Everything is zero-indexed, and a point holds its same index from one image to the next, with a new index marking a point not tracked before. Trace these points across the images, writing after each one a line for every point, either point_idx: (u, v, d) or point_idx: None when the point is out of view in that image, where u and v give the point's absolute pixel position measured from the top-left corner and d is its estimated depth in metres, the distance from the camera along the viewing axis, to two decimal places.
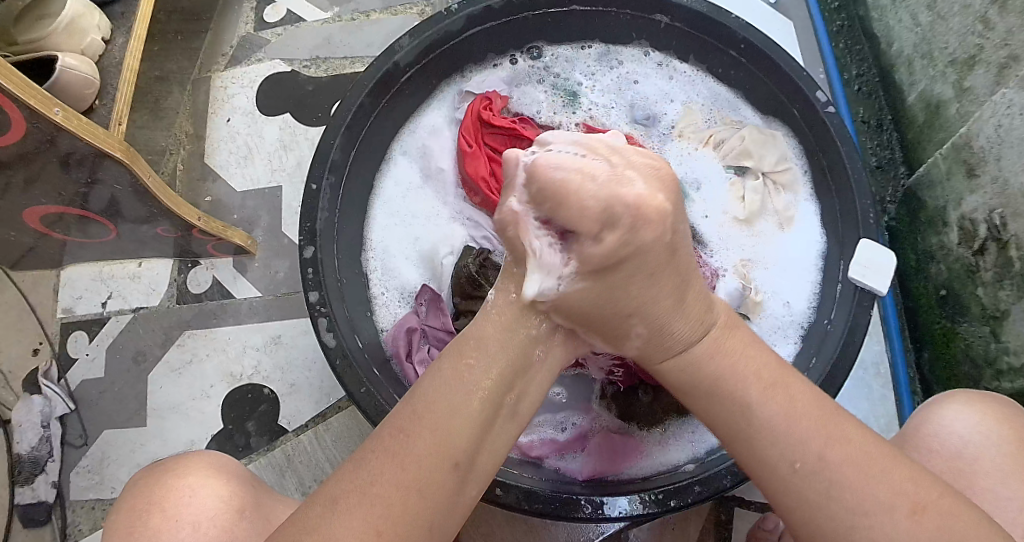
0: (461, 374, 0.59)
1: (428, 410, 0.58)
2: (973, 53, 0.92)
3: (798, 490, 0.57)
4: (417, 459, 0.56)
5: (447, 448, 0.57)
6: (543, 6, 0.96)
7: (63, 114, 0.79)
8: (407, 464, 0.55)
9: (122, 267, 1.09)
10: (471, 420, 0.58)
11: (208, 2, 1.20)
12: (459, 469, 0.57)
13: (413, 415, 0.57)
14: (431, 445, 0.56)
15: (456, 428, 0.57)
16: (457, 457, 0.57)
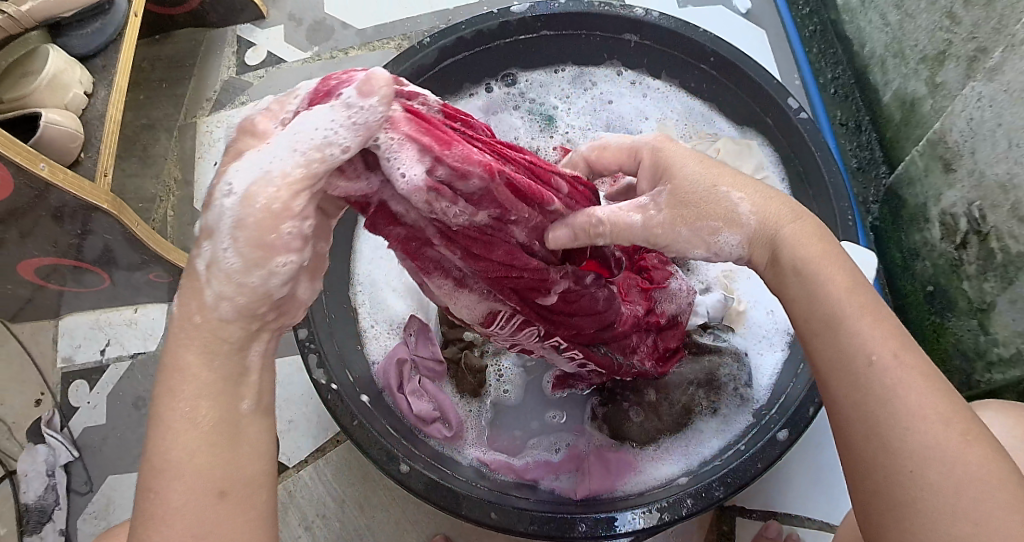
0: (185, 411, 0.51)
1: (162, 460, 0.50)
2: (942, 49, 0.93)
3: (873, 462, 0.52)
4: (180, 514, 0.49)
5: (194, 486, 0.50)
6: (514, 34, 0.98)
7: (48, 169, 0.81)
8: (169, 521, 0.49)
9: (119, 313, 1.11)
10: (206, 446, 0.50)
11: (190, 49, 1.23)
12: (228, 495, 0.50)
13: (153, 467, 0.50)
14: (183, 490, 0.49)
15: (209, 462, 0.50)
16: (219, 486, 0.50)
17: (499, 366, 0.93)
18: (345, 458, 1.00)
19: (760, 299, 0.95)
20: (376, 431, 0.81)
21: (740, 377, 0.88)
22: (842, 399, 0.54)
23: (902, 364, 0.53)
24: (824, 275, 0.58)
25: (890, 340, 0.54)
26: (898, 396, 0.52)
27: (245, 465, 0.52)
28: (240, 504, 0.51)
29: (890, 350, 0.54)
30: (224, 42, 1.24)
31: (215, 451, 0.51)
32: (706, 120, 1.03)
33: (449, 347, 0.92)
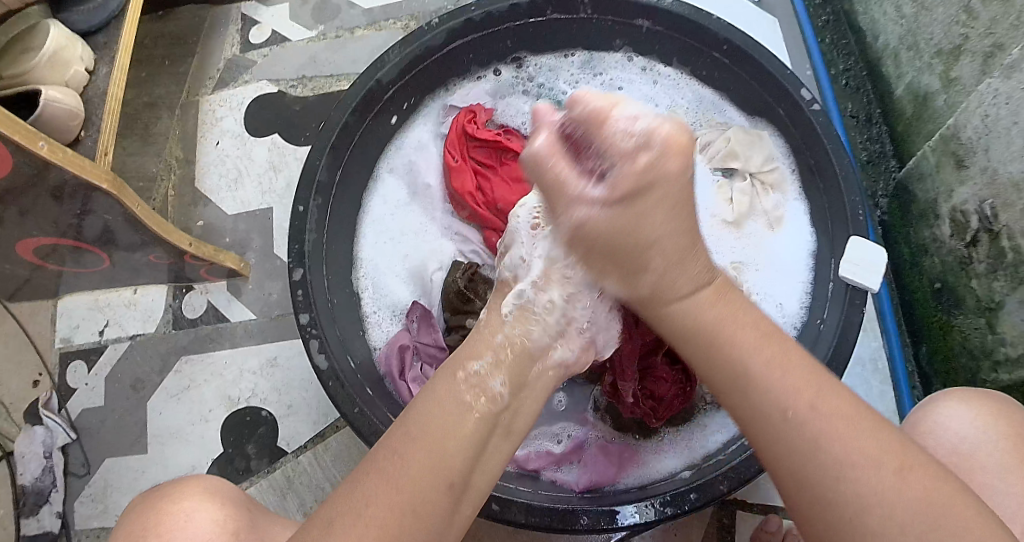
0: (455, 400, 0.60)
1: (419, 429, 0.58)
2: (958, 43, 0.92)
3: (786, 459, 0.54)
4: (410, 483, 0.55)
5: (433, 468, 0.56)
6: (525, 16, 0.96)
7: (48, 147, 0.79)
8: (403, 486, 0.54)
9: (117, 295, 1.09)
10: (470, 437, 0.59)
11: (192, 25, 1.21)
12: (454, 489, 0.56)
13: (401, 437, 0.57)
14: (422, 465, 0.55)
15: (446, 451, 0.57)
16: (452, 477, 0.56)
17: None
18: (344, 445, 1.00)
19: (767, 293, 0.95)
20: (380, 421, 0.80)
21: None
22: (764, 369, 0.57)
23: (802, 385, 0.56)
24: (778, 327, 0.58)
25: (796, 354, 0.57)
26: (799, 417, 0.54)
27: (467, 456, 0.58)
28: (456, 499, 0.57)
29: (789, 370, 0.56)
30: (227, 19, 1.22)
31: (466, 446, 0.58)
32: (716, 107, 1.02)
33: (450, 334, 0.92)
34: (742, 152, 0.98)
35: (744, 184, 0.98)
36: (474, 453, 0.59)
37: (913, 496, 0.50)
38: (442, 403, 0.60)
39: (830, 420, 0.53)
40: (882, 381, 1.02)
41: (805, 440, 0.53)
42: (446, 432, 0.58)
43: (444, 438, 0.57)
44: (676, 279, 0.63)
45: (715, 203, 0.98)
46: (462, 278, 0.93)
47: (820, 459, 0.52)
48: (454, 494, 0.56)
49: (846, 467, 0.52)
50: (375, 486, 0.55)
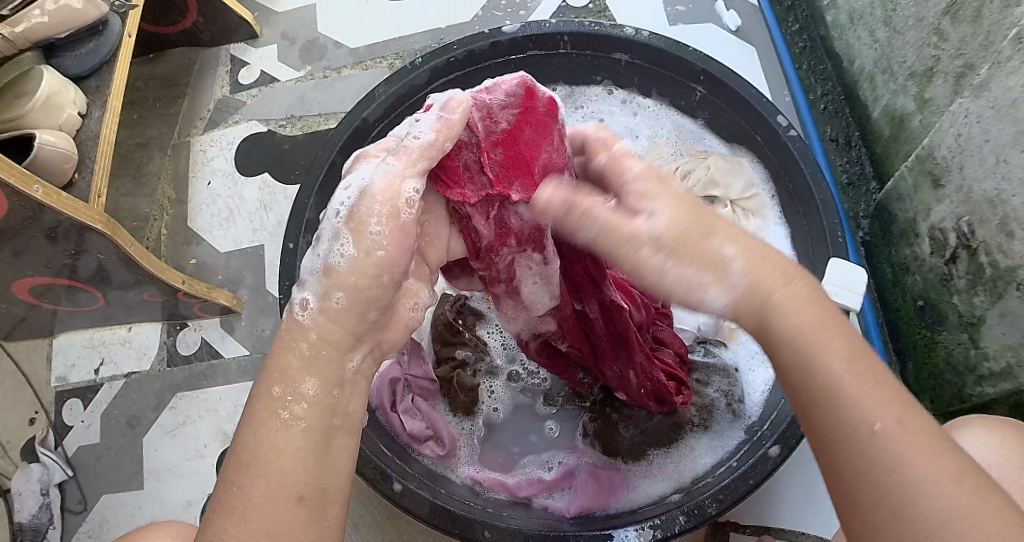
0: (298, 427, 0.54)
1: (252, 456, 0.53)
2: (929, 65, 0.94)
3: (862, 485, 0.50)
4: (258, 512, 0.51)
5: (279, 486, 0.52)
6: (506, 52, 0.98)
7: (42, 190, 0.81)
8: (249, 516, 0.51)
9: (112, 333, 1.11)
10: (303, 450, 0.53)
11: (183, 68, 1.24)
12: (305, 502, 0.52)
13: (238, 466, 0.53)
14: (265, 493, 0.52)
15: (285, 468, 0.52)
16: (300, 490, 0.52)
17: (492, 386, 0.93)
18: None
19: None
20: (371, 451, 0.81)
21: (732, 392, 0.90)
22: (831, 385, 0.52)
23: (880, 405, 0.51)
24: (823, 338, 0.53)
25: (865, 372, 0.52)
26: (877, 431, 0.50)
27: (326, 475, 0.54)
28: (315, 514, 0.53)
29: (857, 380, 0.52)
30: (218, 61, 1.24)
31: (305, 460, 0.53)
32: (695, 137, 1.04)
33: (441, 367, 0.93)
34: (723, 180, 1.00)
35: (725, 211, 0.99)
36: (315, 464, 0.54)
37: (936, 472, 0.49)
38: (268, 423, 0.53)
39: (857, 375, 0.52)
40: None
41: (829, 392, 0.52)
42: (278, 443, 0.53)
43: (276, 455, 0.53)
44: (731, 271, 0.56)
45: None
46: (451, 309, 0.95)
47: (842, 413, 0.51)
48: (308, 510, 0.52)
49: (920, 485, 0.49)
50: (226, 522, 0.52)
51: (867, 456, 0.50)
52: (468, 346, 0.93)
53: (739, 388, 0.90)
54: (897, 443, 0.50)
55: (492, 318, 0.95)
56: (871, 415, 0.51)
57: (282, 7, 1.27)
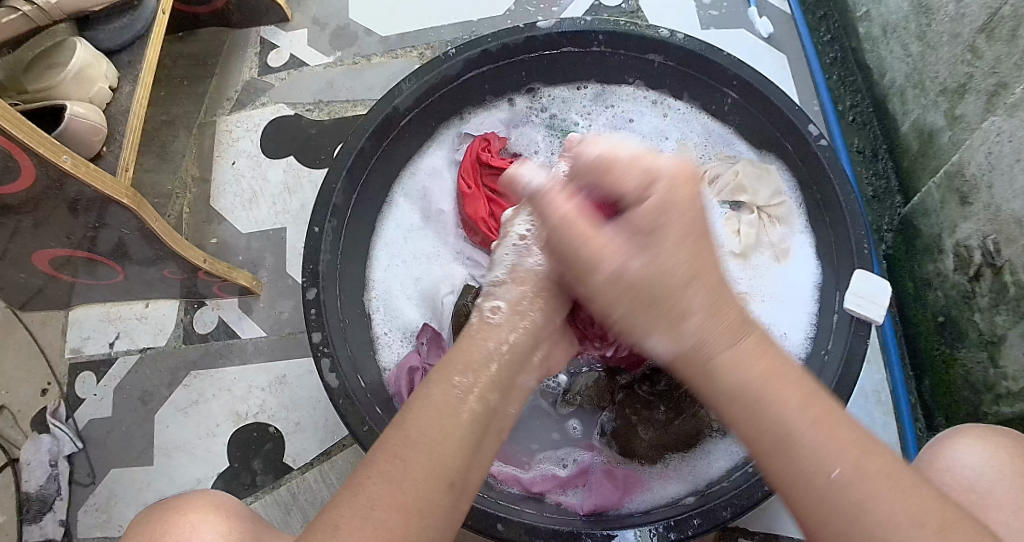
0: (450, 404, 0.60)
1: (415, 436, 0.58)
2: (962, 82, 0.94)
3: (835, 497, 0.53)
4: (414, 485, 0.56)
5: (440, 466, 0.57)
6: (540, 48, 0.98)
7: (71, 161, 0.81)
8: (406, 488, 0.56)
9: (129, 308, 1.11)
10: (464, 440, 0.59)
11: (212, 48, 1.24)
12: (454, 487, 0.57)
13: (403, 440, 0.58)
14: (428, 469, 0.57)
15: (449, 449, 0.58)
16: (451, 476, 0.57)
17: None
18: (350, 463, 1.00)
19: (773, 323, 0.96)
20: None
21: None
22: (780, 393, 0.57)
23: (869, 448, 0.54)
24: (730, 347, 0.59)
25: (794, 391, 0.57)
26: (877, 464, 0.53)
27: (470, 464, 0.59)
28: (458, 497, 0.58)
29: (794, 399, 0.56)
30: (247, 43, 1.24)
31: (465, 444, 0.59)
32: (725, 142, 1.04)
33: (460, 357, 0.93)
34: (751, 186, 1.00)
35: (751, 217, 1.00)
36: (471, 455, 0.59)
37: (881, 471, 0.53)
38: (438, 400, 0.60)
39: (757, 370, 0.58)
40: (884, 413, 1.02)
41: (729, 381, 0.58)
42: (434, 426, 0.59)
43: (443, 437, 0.58)
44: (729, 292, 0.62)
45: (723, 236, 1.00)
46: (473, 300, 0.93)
47: (746, 397, 0.57)
48: (455, 493, 0.58)
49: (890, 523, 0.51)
50: (381, 486, 0.56)
51: (766, 437, 0.56)
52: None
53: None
54: (834, 437, 0.55)
55: None
56: (771, 402, 0.56)
57: None
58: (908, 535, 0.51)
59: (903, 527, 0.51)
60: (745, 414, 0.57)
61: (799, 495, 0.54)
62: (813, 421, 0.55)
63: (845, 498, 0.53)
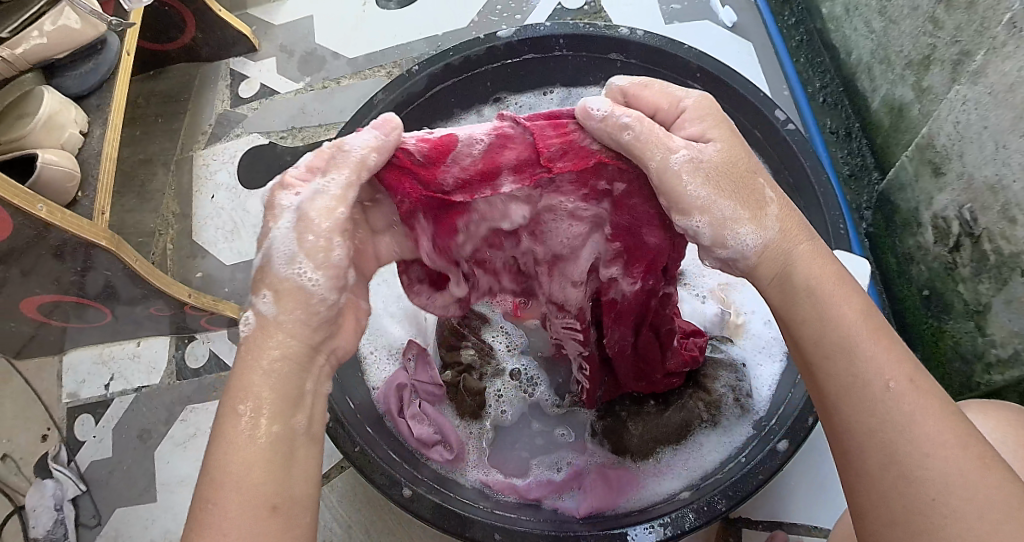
0: None
1: (222, 472, 0.55)
2: (927, 53, 0.94)
3: (875, 432, 0.55)
4: (236, 525, 0.54)
5: (249, 498, 0.55)
6: (503, 57, 1.05)
7: (46, 210, 0.81)
8: (225, 530, 0.53)
9: (121, 348, 1.12)
10: (262, 457, 0.56)
11: (184, 83, 1.25)
12: (279, 512, 0.55)
13: (211, 485, 0.55)
14: (240, 509, 0.54)
15: (259, 479, 0.55)
16: (272, 500, 0.55)
17: (499, 388, 0.94)
18: (349, 484, 1.00)
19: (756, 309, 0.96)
20: (379, 458, 0.82)
21: (739, 387, 0.90)
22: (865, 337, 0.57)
23: (918, 390, 0.55)
24: (836, 299, 0.59)
25: (878, 334, 0.58)
26: (916, 425, 0.54)
27: (295, 485, 0.57)
28: (287, 521, 0.55)
29: (867, 331, 0.57)
30: (218, 76, 1.26)
31: (273, 469, 0.56)
32: None
33: (447, 371, 0.94)
34: None
35: None
36: (282, 465, 0.57)
37: (930, 398, 0.55)
38: (232, 433, 0.56)
39: (825, 278, 0.60)
40: None
41: (806, 290, 0.60)
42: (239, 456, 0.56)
43: (249, 469, 0.56)
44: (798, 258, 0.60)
45: None
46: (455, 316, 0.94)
47: (823, 310, 0.59)
48: (280, 517, 0.55)
49: (933, 444, 0.53)
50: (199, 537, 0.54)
51: (831, 340, 0.58)
52: (473, 350, 0.94)
53: (746, 383, 0.90)
54: (892, 356, 0.57)
55: (496, 322, 0.96)
56: (844, 317, 0.58)
57: (280, 20, 1.29)
58: (947, 459, 0.53)
59: (943, 443, 0.53)
60: (831, 360, 0.58)
61: (849, 399, 0.56)
62: (890, 353, 0.57)
63: (893, 422, 0.54)
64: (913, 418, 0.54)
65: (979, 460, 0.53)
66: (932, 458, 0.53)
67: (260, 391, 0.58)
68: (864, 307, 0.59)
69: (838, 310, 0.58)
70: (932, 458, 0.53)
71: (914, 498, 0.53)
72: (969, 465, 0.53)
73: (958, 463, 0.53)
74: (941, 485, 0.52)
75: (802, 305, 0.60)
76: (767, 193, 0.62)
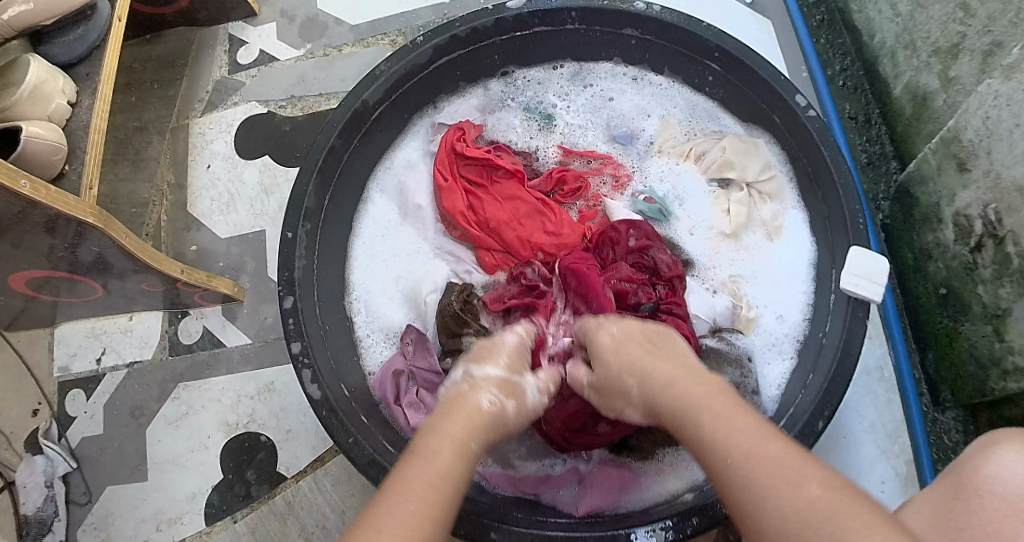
0: (461, 419, 0.64)
1: (438, 448, 0.61)
2: (956, 41, 0.89)
3: (739, 504, 0.56)
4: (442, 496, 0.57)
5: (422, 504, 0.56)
6: (512, 30, 1.00)
7: (30, 186, 0.77)
8: (433, 495, 0.57)
9: (113, 322, 1.09)
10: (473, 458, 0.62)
11: (181, 49, 1.21)
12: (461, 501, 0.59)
13: (422, 460, 0.59)
14: (449, 480, 0.59)
15: (466, 468, 0.61)
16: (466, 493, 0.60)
17: None
18: (344, 470, 0.98)
19: (768, 304, 0.97)
20: (373, 449, 0.80)
21: (744, 384, 0.90)
22: (711, 426, 0.60)
23: (761, 461, 0.56)
24: (684, 395, 0.63)
25: (722, 411, 0.61)
26: (762, 489, 0.55)
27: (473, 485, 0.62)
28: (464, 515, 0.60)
29: (705, 411, 0.61)
30: (215, 41, 1.21)
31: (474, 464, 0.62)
32: (709, 116, 1.07)
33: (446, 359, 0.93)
34: (738, 162, 1.02)
35: (741, 195, 1.02)
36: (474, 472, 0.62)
37: (775, 459, 0.56)
38: (452, 422, 0.63)
39: (705, 396, 0.62)
40: (888, 389, 1.01)
41: (665, 392, 0.64)
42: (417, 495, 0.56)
43: (464, 454, 0.61)
44: (652, 369, 0.66)
45: (712, 215, 1.03)
46: (457, 300, 0.95)
47: (675, 409, 0.63)
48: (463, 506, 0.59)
49: (786, 504, 0.53)
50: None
51: (686, 433, 0.61)
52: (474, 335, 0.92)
53: (751, 380, 0.91)
54: (733, 431, 0.59)
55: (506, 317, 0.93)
56: (691, 407, 0.62)
57: None
58: (795, 512, 0.53)
59: (785, 500, 0.54)
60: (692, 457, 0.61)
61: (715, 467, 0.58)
62: (729, 427, 0.59)
63: (744, 496, 0.56)
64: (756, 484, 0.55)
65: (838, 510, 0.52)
66: (779, 514, 0.54)
67: (476, 404, 0.66)
68: (716, 395, 0.63)
69: (696, 412, 0.61)
70: (778, 515, 0.54)
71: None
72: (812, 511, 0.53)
73: (797, 488, 0.54)
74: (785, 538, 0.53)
75: (666, 408, 0.64)
76: (629, 384, 0.68)
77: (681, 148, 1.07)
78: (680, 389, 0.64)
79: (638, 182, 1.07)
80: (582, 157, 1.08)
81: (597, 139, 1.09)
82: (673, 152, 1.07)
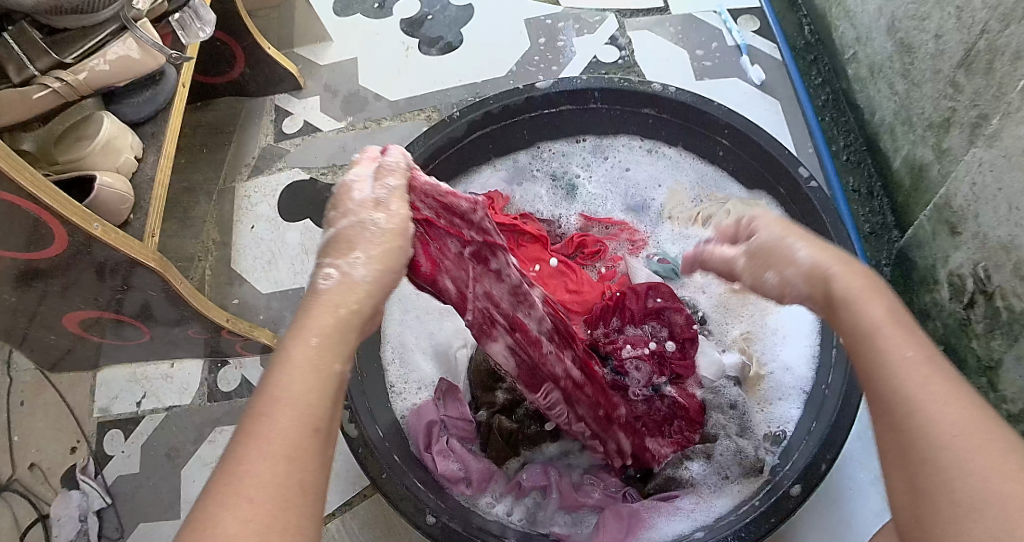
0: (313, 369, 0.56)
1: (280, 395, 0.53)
2: (946, 116, 1.00)
3: (887, 415, 0.53)
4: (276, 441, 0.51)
5: (294, 423, 0.52)
6: (538, 109, 1.11)
7: (102, 228, 0.84)
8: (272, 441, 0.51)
9: (156, 367, 1.16)
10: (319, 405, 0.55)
11: (231, 117, 1.32)
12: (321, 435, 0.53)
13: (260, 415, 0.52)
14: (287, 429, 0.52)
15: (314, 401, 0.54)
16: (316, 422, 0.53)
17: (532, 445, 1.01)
18: (370, 513, 1.03)
19: (777, 360, 1.03)
20: (405, 484, 0.86)
21: (727, 427, 0.98)
22: (911, 387, 0.53)
23: (917, 379, 0.53)
24: (869, 309, 0.59)
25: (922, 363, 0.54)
26: (919, 407, 0.52)
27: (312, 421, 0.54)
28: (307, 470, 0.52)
29: (899, 344, 0.56)
30: (263, 111, 1.33)
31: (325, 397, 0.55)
32: (716, 183, 1.16)
33: (479, 412, 1.01)
34: None
35: None
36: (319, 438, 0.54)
37: (935, 376, 0.53)
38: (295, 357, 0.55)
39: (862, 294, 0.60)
40: None
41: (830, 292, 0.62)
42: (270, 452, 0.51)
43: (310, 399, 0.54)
44: (839, 282, 0.62)
45: None
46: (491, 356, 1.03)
47: (867, 332, 0.58)
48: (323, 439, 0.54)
49: (948, 430, 0.50)
50: (246, 446, 0.51)
51: (840, 309, 0.61)
52: (507, 391, 1.00)
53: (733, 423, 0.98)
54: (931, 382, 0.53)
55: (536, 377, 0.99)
56: (876, 325, 0.58)
57: (326, 60, 1.37)
58: (941, 417, 0.51)
59: (953, 429, 0.50)
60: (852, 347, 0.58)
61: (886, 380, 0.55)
62: (924, 372, 0.53)
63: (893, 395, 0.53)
64: (902, 391, 0.53)
65: (981, 427, 0.50)
66: (931, 416, 0.51)
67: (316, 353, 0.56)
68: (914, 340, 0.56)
69: (865, 308, 0.59)
70: (929, 417, 0.51)
71: (911, 444, 0.51)
72: (971, 449, 0.49)
73: (952, 412, 0.51)
74: (919, 429, 0.51)
75: (854, 331, 0.59)
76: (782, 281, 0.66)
77: (690, 213, 1.16)
78: (863, 292, 0.60)
79: (652, 246, 1.16)
80: (601, 224, 1.17)
81: (615, 207, 1.19)
82: (683, 216, 1.16)
